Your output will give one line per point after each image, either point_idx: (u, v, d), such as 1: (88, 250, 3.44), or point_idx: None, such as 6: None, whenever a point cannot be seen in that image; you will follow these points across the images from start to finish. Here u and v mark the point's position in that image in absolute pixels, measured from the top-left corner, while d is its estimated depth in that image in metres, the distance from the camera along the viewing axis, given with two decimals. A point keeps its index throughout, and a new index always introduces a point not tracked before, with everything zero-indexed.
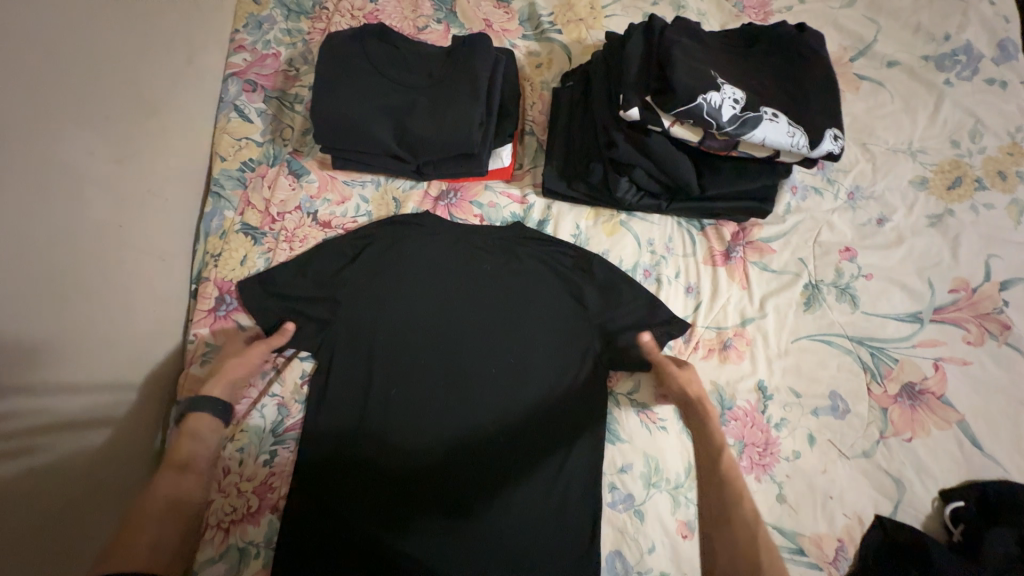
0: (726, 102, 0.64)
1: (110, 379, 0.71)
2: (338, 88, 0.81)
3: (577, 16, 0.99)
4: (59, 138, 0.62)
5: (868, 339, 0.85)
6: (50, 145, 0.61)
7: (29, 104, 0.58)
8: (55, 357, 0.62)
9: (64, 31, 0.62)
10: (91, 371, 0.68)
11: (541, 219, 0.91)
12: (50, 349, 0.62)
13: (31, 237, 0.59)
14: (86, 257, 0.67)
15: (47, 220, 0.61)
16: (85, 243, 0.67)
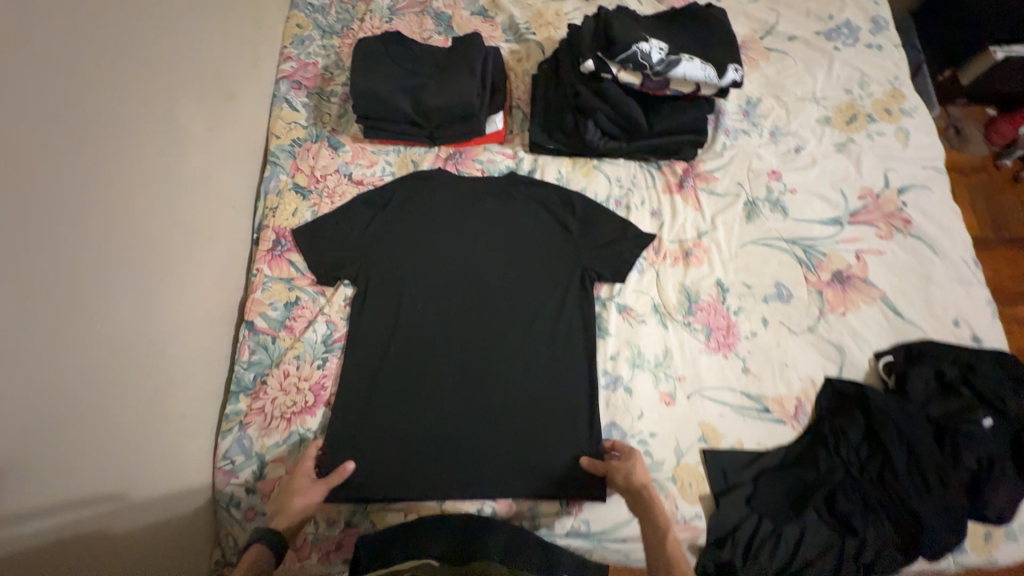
0: (654, 50, 0.89)
1: (201, 289, 0.92)
2: (368, 72, 1.06)
3: (546, 22, 1.28)
4: (179, 106, 0.88)
5: (799, 239, 1.06)
6: (173, 109, 0.86)
7: (162, 80, 0.84)
8: (171, 261, 0.84)
9: (181, 34, 0.89)
10: (189, 278, 0.89)
11: (531, 169, 1.14)
12: (165, 253, 0.83)
13: (160, 170, 0.83)
14: (190, 192, 0.90)
15: (169, 159, 0.85)
16: (190, 183, 0.90)
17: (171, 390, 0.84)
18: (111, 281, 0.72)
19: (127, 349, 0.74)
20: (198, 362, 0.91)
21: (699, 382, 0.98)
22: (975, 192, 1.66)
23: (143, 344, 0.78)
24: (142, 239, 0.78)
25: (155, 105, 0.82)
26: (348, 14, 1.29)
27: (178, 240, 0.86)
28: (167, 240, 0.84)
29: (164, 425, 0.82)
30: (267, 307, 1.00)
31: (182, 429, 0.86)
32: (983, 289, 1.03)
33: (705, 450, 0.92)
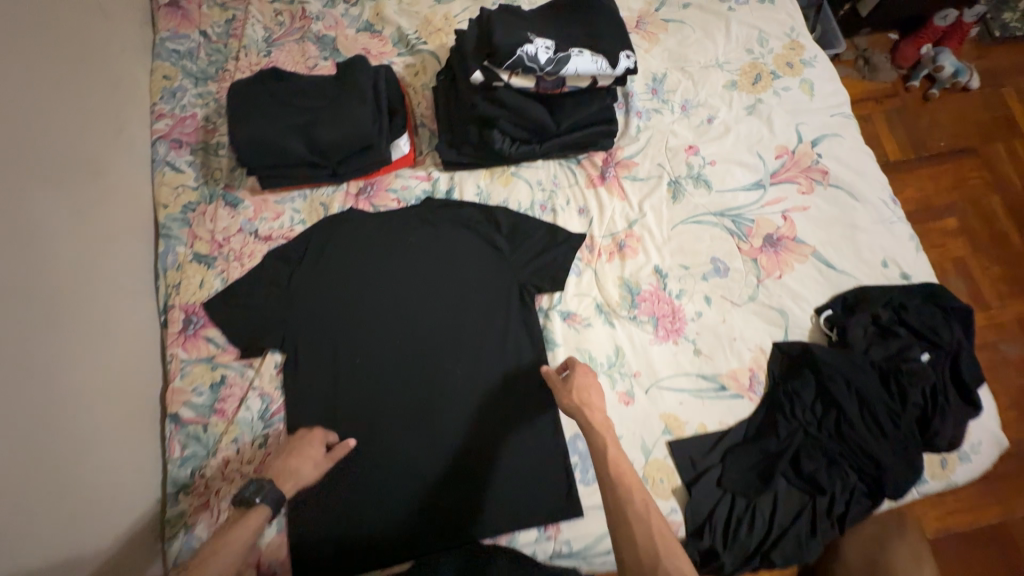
0: (540, 49, 0.85)
1: (108, 391, 0.84)
2: (248, 118, 0.97)
3: (436, 28, 1.21)
4: (31, 199, 0.79)
5: (726, 210, 1.06)
6: (22, 204, 0.77)
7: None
8: (60, 371, 0.76)
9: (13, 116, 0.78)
10: (91, 385, 0.81)
11: (448, 189, 1.09)
12: (48, 364, 0.74)
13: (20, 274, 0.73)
14: (67, 289, 0.81)
15: (29, 259, 0.76)
16: (64, 279, 0.81)
17: (93, 511, 0.77)
18: None
19: (27, 482, 0.67)
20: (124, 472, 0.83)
21: (655, 374, 0.97)
22: (891, 119, 1.70)
23: (45, 473, 0.70)
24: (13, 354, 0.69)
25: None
26: (221, 55, 1.18)
27: (63, 346, 0.77)
28: (51, 353, 0.75)
29: (89, 551, 0.75)
30: (190, 395, 0.92)
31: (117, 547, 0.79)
32: (904, 225, 1.05)
33: (671, 442, 0.91)
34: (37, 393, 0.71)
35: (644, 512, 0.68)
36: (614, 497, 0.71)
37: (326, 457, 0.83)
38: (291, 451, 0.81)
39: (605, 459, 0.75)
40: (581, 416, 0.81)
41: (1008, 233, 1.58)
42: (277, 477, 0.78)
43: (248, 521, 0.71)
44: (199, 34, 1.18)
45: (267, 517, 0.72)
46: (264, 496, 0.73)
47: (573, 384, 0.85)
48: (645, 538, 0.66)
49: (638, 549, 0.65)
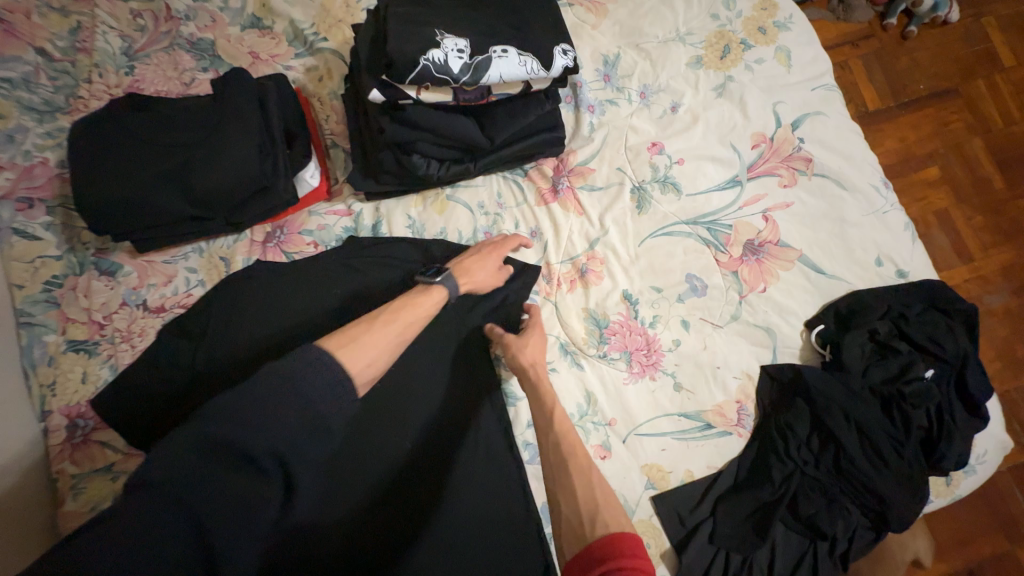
0: (451, 54, 0.66)
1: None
2: (102, 168, 0.77)
3: (336, 18, 0.98)
4: None
5: (700, 217, 0.91)
6: None
7: None
8: None
9: None
10: None
11: (373, 223, 0.91)
12: None
13: None
14: None
15: None
16: None
17: None
18: None
19: None
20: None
21: (633, 419, 0.85)
22: (868, 64, 1.47)
23: None
24: None
25: None
26: (69, 77, 0.94)
27: None
28: None
29: None
30: (90, 515, 0.77)
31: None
32: (898, 213, 0.93)
33: (654, 497, 0.81)
34: None
35: (584, 463, 0.63)
36: (555, 443, 0.66)
37: (497, 273, 0.84)
38: (472, 254, 0.83)
39: (552, 416, 0.69)
40: (530, 376, 0.76)
41: (994, 181, 1.40)
42: (455, 268, 0.80)
43: (434, 293, 0.74)
44: (35, 52, 0.91)
45: (447, 298, 0.76)
46: (445, 280, 0.77)
47: (524, 342, 0.79)
48: (582, 489, 0.60)
49: (574, 501, 0.59)
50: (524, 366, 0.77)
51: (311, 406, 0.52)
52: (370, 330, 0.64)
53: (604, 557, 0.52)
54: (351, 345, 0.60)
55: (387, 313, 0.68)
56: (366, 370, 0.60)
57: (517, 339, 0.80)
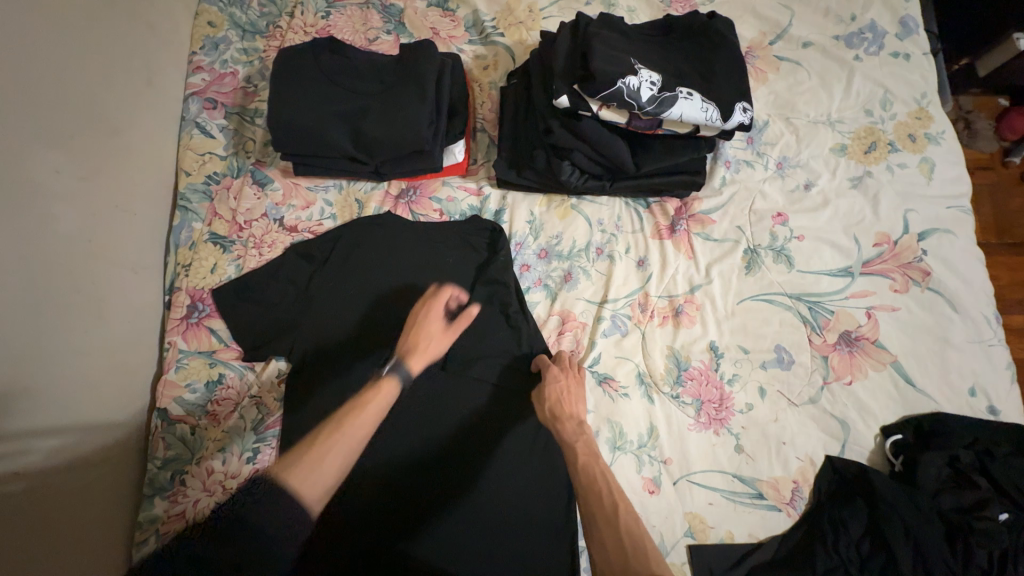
0: (644, 84, 0.71)
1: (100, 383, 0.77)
2: (292, 96, 0.86)
3: (517, 19, 1.06)
4: (39, 165, 0.70)
5: (805, 294, 0.93)
6: (30, 172, 0.69)
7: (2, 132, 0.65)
8: (54, 365, 0.70)
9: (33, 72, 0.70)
10: (85, 375, 0.74)
11: (497, 209, 0.97)
12: (34, 355, 0.67)
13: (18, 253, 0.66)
14: (73, 272, 0.74)
15: (25, 234, 0.67)
16: (75, 263, 0.74)
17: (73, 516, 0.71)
18: None
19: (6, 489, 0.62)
20: (94, 472, 0.75)
21: (689, 465, 0.86)
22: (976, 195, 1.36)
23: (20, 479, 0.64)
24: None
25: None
26: (275, 7, 1.05)
27: (60, 337, 0.71)
28: (39, 340, 0.68)
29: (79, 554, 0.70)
30: (183, 391, 0.84)
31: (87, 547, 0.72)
32: (1004, 350, 0.91)
33: (691, 546, 0.82)
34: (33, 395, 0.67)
35: (608, 506, 0.62)
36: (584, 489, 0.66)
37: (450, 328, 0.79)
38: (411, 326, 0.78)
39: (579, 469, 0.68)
40: (553, 428, 0.76)
41: None
42: (405, 352, 0.73)
43: (386, 384, 0.67)
44: None
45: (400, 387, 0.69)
46: (396, 369, 0.69)
47: (544, 394, 0.80)
48: (613, 539, 0.59)
49: (607, 555, 0.58)
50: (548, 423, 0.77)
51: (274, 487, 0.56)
52: (328, 443, 0.59)
53: None
54: (309, 460, 0.58)
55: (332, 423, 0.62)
56: (316, 488, 0.57)
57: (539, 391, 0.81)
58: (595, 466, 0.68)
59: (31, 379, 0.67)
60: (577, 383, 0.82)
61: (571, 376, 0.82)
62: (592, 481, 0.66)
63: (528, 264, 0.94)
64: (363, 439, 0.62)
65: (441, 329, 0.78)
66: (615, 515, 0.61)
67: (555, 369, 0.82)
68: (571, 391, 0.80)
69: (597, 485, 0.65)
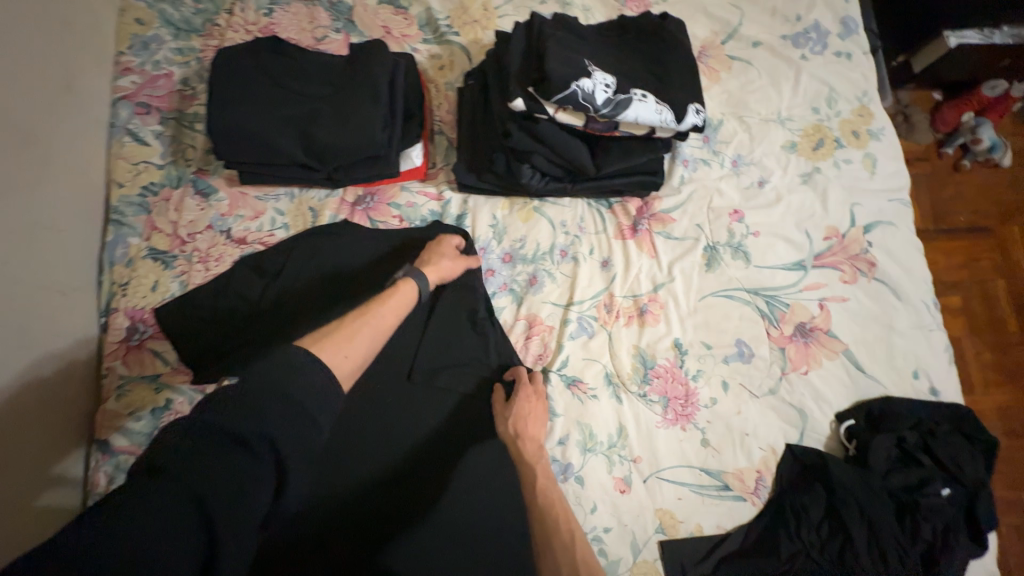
0: (598, 86, 0.70)
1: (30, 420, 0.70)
2: (233, 100, 0.81)
3: (472, 18, 1.03)
4: None
5: (762, 289, 0.96)
6: None
7: None
8: None
9: None
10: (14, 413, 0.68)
11: (459, 214, 0.95)
12: None
13: None
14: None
15: None
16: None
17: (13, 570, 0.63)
18: None
19: None
20: (25, 524, 0.66)
21: (658, 462, 0.88)
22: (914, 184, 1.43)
23: None
24: None
25: None
26: (211, 4, 0.98)
27: None
28: None
29: None
30: (126, 420, 0.78)
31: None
32: (942, 334, 0.97)
33: (663, 542, 0.84)
34: None
35: (563, 534, 0.69)
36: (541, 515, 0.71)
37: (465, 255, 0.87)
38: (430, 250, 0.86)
39: (539, 498, 0.73)
40: (513, 447, 0.78)
41: (1010, 319, 1.32)
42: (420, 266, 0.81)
43: (405, 288, 0.74)
44: None
45: (418, 295, 0.76)
46: (414, 275, 0.77)
47: (511, 409, 0.81)
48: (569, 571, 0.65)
49: None
50: (510, 441, 0.79)
51: (252, 466, 0.48)
52: (358, 325, 0.64)
53: None
54: (341, 336, 0.61)
55: (359, 313, 0.67)
56: (349, 360, 0.59)
57: (505, 404, 0.82)
58: (554, 495, 0.73)
59: None
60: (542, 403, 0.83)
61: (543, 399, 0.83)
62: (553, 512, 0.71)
63: (493, 269, 0.93)
64: (384, 329, 0.68)
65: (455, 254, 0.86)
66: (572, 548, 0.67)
67: (528, 387, 0.82)
68: (536, 412, 0.81)
69: (555, 517, 0.71)
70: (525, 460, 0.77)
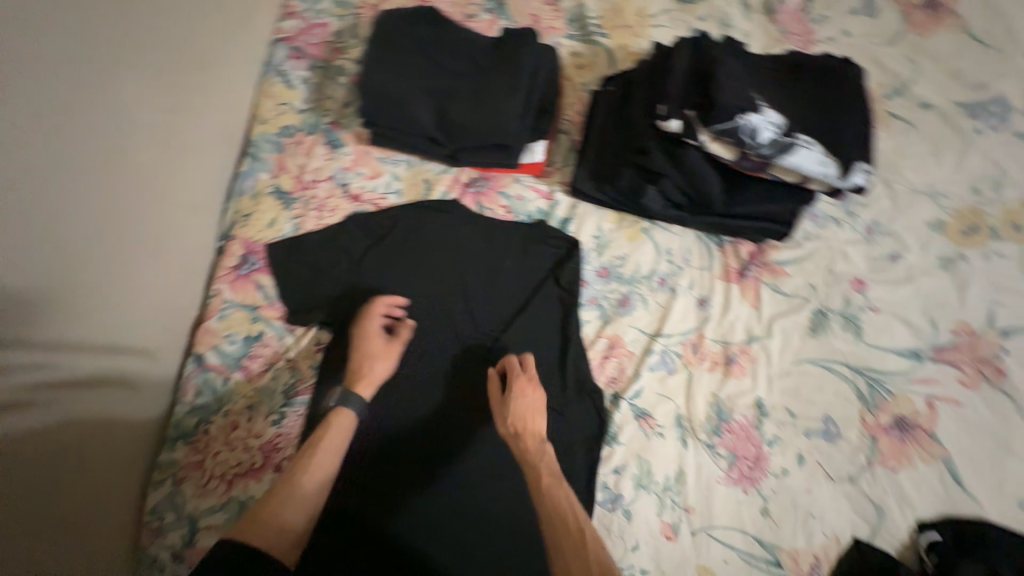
0: (766, 124, 0.66)
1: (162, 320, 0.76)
2: (383, 63, 0.83)
3: (624, 22, 1.00)
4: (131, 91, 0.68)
5: (867, 369, 0.88)
6: (125, 100, 0.67)
7: (108, 54, 0.64)
8: (134, 296, 0.70)
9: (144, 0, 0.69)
10: (155, 308, 0.74)
11: (565, 218, 0.93)
12: (116, 283, 0.67)
13: (114, 179, 0.66)
14: (156, 207, 0.73)
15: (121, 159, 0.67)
16: (158, 196, 0.73)
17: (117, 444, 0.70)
18: (69, 328, 0.61)
19: (89, 399, 0.64)
20: (141, 398, 0.73)
21: (711, 517, 0.83)
22: None
23: (98, 396, 0.65)
24: (90, 269, 0.63)
25: (104, 99, 0.64)
26: None
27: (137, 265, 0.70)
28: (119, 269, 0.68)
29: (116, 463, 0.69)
30: (221, 341, 0.83)
31: (106, 483, 0.68)
32: None
33: None
34: (111, 312, 0.67)
35: (572, 525, 0.65)
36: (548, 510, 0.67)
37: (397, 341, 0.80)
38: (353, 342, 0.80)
39: (542, 495, 0.69)
40: (515, 445, 0.74)
41: None
42: (355, 379, 0.76)
43: (337, 422, 0.71)
44: None
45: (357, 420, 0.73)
46: (349, 401, 0.73)
47: (507, 403, 0.76)
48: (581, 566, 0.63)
49: None
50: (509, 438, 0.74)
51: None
52: (285, 494, 0.63)
53: None
54: (259, 524, 0.60)
55: (281, 479, 0.65)
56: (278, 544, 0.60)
57: (501, 399, 0.78)
58: (556, 486, 0.70)
59: (114, 299, 0.67)
60: (540, 393, 0.78)
61: (534, 390, 0.78)
62: (556, 509, 0.67)
63: (585, 281, 0.90)
64: (323, 482, 0.66)
65: (384, 347, 0.79)
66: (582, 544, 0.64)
67: (520, 378, 0.78)
68: (534, 407, 0.76)
69: (560, 513, 0.67)
70: (524, 455, 0.73)
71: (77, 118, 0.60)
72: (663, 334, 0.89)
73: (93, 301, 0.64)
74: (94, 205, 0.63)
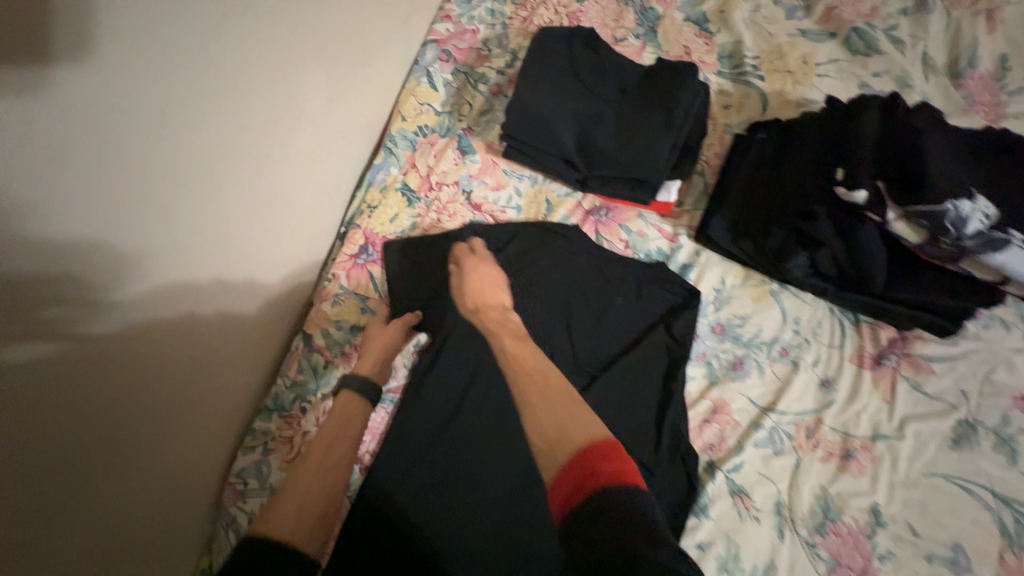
0: (976, 214, 0.60)
1: (270, 287, 0.79)
2: (533, 77, 0.82)
3: (785, 67, 0.94)
4: (301, 73, 0.71)
5: (1017, 500, 0.75)
6: (293, 81, 0.71)
7: (296, 39, 0.69)
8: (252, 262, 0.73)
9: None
10: (268, 272, 0.77)
11: (686, 263, 0.88)
12: (244, 243, 0.71)
13: (265, 148, 0.70)
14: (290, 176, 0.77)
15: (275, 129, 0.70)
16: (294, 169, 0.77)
17: (217, 396, 0.72)
18: (210, 281, 0.65)
19: (198, 346, 0.66)
20: (235, 352, 0.74)
21: None
22: None
23: (206, 345, 0.67)
24: (230, 227, 0.67)
25: (280, 78, 0.68)
26: None
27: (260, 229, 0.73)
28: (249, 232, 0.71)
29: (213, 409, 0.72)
30: (330, 325, 0.84)
31: (204, 429, 0.71)
32: None
33: None
34: (231, 267, 0.69)
35: (535, 375, 0.63)
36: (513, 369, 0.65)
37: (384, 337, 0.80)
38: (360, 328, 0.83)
39: (510, 359, 0.66)
40: (478, 320, 0.75)
41: None
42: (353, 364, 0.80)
43: (342, 405, 0.74)
44: None
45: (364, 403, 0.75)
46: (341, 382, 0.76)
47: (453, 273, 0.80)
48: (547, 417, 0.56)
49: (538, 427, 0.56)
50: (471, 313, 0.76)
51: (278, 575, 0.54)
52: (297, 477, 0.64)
53: (597, 470, 0.48)
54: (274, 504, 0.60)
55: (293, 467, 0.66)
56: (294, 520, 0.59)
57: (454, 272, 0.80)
58: (523, 350, 0.67)
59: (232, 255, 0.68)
60: (499, 270, 0.81)
61: (470, 263, 0.80)
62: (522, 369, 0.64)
63: (698, 334, 0.85)
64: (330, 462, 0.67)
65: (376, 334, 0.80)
66: (550, 394, 0.59)
67: (469, 257, 0.81)
68: (495, 282, 0.79)
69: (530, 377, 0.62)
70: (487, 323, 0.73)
71: (248, 86, 0.64)
72: (776, 411, 0.81)
73: (229, 270, 0.68)
74: (246, 171, 0.67)
